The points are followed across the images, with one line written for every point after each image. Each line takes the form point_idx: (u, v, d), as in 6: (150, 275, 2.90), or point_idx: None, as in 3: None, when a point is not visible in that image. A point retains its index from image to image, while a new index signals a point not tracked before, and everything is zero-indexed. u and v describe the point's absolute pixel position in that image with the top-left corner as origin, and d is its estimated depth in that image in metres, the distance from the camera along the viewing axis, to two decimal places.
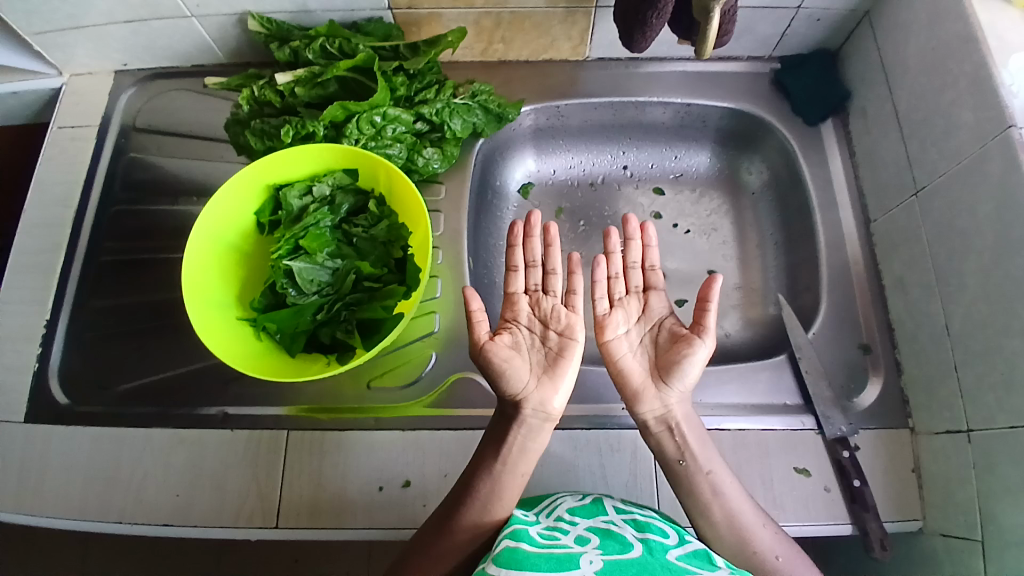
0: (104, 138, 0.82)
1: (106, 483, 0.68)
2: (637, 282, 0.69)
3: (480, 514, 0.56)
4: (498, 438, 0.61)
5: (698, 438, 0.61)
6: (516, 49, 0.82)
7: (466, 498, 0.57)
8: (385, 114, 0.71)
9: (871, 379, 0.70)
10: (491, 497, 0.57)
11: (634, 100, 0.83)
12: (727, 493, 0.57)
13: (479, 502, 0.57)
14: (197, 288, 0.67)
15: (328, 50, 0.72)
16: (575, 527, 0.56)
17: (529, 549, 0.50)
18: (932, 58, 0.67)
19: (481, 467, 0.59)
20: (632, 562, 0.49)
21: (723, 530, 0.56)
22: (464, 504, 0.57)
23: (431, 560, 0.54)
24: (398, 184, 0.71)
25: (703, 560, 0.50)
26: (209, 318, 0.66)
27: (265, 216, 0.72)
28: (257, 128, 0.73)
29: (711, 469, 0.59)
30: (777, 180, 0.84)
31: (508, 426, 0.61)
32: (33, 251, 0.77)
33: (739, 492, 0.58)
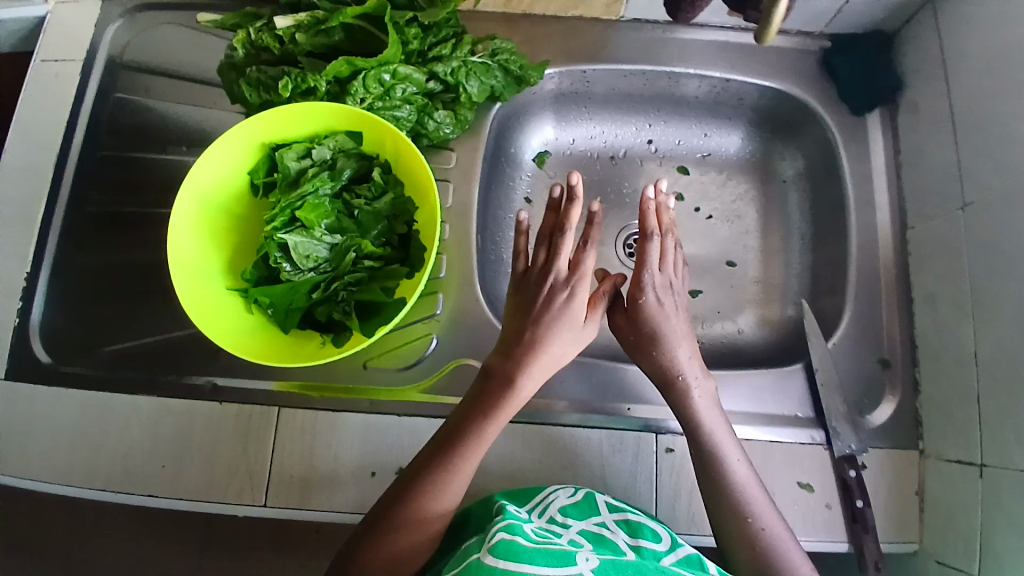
0: (89, 74, 0.76)
1: (92, 446, 0.67)
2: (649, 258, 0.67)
3: (457, 491, 0.57)
4: (486, 407, 0.59)
5: (712, 416, 0.61)
6: (543, 2, 0.75)
7: (448, 471, 0.56)
8: (395, 73, 0.64)
9: (886, 398, 0.67)
10: (469, 474, 0.57)
11: (668, 71, 0.76)
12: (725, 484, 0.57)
13: (458, 480, 0.57)
14: (181, 258, 0.62)
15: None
16: (567, 530, 0.54)
17: (525, 543, 0.48)
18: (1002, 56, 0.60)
19: (463, 437, 0.58)
20: (628, 564, 0.48)
21: (723, 517, 0.57)
22: (443, 477, 0.56)
23: (402, 536, 0.54)
24: (406, 154, 0.66)
25: (695, 566, 0.49)
26: (196, 290, 0.62)
27: (259, 178, 0.67)
28: (252, 78, 0.65)
29: (712, 454, 0.59)
30: (812, 171, 0.78)
31: (499, 395, 0.59)
32: (14, 197, 0.74)
33: (735, 479, 0.58)
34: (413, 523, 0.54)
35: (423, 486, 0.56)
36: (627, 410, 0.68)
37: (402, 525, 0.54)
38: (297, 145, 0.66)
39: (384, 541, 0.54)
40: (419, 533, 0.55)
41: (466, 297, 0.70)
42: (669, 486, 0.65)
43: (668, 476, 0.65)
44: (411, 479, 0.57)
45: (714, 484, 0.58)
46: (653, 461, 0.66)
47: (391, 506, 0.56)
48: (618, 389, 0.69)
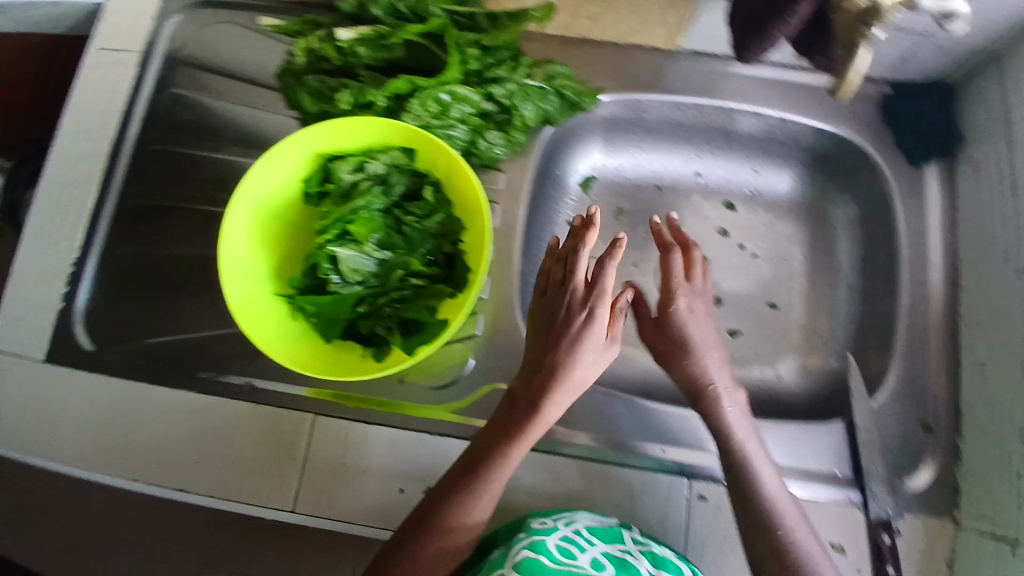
0: (148, 66, 0.77)
1: (128, 435, 0.69)
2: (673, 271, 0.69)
3: (486, 506, 0.58)
4: (512, 429, 0.60)
5: (739, 420, 0.63)
6: (602, 29, 0.74)
7: (475, 491, 0.58)
8: (453, 93, 0.64)
9: (926, 464, 0.66)
10: (496, 493, 0.58)
11: (724, 106, 0.75)
12: (760, 501, 0.58)
13: (486, 498, 0.58)
14: (235, 262, 0.63)
15: (398, 9, 0.64)
16: (592, 547, 0.55)
17: (549, 564, 0.50)
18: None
19: (490, 457, 0.59)
20: None
21: (754, 533, 0.58)
22: (471, 496, 0.57)
23: (433, 548, 0.56)
24: (459, 174, 0.66)
25: None
26: (247, 295, 0.63)
27: (312, 186, 0.67)
28: (313, 88, 0.66)
29: (745, 466, 0.60)
30: (865, 220, 0.77)
31: (525, 416, 0.60)
32: (69, 184, 0.76)
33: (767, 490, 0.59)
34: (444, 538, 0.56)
35: (451, 505, 0.57)
36: (662, 451, 0.68)
37: (430, 539, 0.56)
38: (352, 158, 0.67)
39: (412, 556, 0.56)
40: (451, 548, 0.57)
41: (504, 320, 0.71)
42: (700, 533, 0.64)
43: (699, 522, 0.64)
44: (438, 497, 0.58)
45: (746, 499, 0.59)
46: (684, 507, 0.65)
47: (420, 522, 0.57)
48: (654, 429, 0.69)
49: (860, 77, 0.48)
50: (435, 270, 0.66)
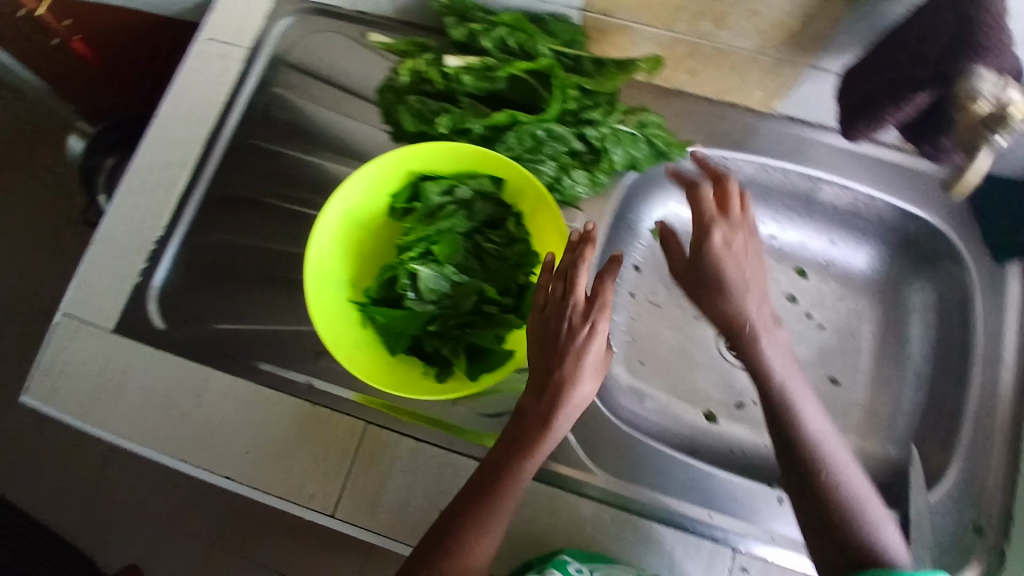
0: (253, 63, 0.80)
1: (181, 416, 0.70)
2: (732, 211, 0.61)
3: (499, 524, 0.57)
4: (521, 446, 0.58)
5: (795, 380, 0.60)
6: (699, 82, 0.75)
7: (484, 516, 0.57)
8: (549, 130, 0.65)
9: (974, 564, 0.63)
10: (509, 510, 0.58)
11: (810, 174, 0.75)
12: (820, 479, 0.56)
13: (499, 515, 0.57)
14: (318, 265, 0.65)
15: (508, 44, 0.66)
16: None
17: None
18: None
19: (499, 477, 0.58)
20: None
21: (805, 505, 0.57)
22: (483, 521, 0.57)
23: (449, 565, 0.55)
24: (544, 210, 0.67)
25: None
26: (324, 298, 0.65)
27: (400, 202, 0.69)
28: (414, 108, 0.69)
29: (804, 439, 0.58)
30: (941, 308, 0.75)
31: (533, 435, 0.58)
32: (159, 162, 0.78)
33: (827, 458, 0.57)
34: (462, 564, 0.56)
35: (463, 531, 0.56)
36: (709, 517, 0.67)
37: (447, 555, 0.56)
38: (442, 180, 0.68)
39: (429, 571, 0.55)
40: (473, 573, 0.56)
41: None
42: None
43: None
44: (449, 525, 0.57)
45: (804, 475, 0.57)
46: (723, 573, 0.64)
47: (429, 554, 0.56)
48: (703, 490, 0.68)
49: (977, 178, 0.50)
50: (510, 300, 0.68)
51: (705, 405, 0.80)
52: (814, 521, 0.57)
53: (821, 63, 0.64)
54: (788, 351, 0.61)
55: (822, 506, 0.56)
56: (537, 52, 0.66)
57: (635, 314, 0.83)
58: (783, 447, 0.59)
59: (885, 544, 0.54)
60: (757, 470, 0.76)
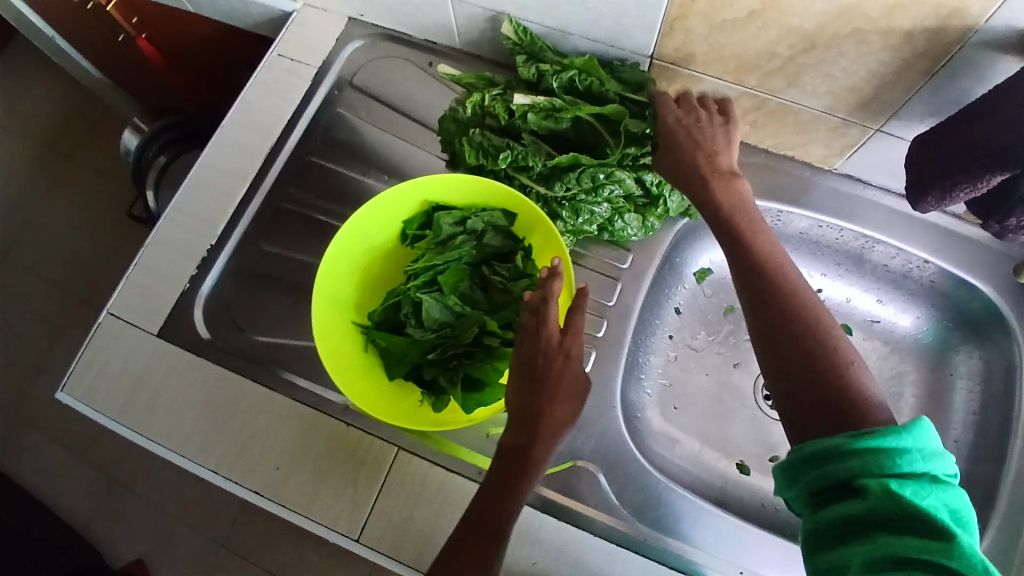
0: (320, 81, 0.82)
1: (219, 425, 0.71)
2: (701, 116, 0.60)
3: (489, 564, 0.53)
4: (504, 478, 0.56)
5: (783, 262, 0.54)
6: (759, 135, 0.75)
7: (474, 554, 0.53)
8: (610, 174, 0.66)
9: None
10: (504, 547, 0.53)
11: (864, 233, 0.74)
12: (797, 345, 0.49)
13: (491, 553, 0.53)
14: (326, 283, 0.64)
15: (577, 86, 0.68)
16: None
17: None
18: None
19: (489, 512, 0.55)
20: None
21: (775, 362, 0.50)
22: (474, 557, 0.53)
23: None
24: (556, 246, 0.66)
25: None
26: (327, 318, 0.64)
27: (412, 229, 0.68)
28: (475, 140, 0.68)
29: (785, 309, 0.51)
30: (988, 378, 0.73)
31: (517, 462, 0.56)
32: (218, 171, 0.80)
33: (812, 323, 0.50)
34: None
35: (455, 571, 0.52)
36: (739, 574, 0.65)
37: None
38: (456, 211, 0.67)
39: None
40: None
41: (600, 398, 0.71)
42: None
43: None
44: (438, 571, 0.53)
45: (780, 347, 0.50)
46: None
47: None
48: (733, 545, 0.66)
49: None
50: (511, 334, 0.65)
51: (738, 456, 0.78)
52: (787, 374, 0.49)
53: (892, 129, 0.64)
54: (750, 198, 0.58)
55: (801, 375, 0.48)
56: (603, 92, 0.67)
57: (671, 359, 0.82)
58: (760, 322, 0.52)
59: (884, 412, 0.46)
60: (787, 528, 0.74)
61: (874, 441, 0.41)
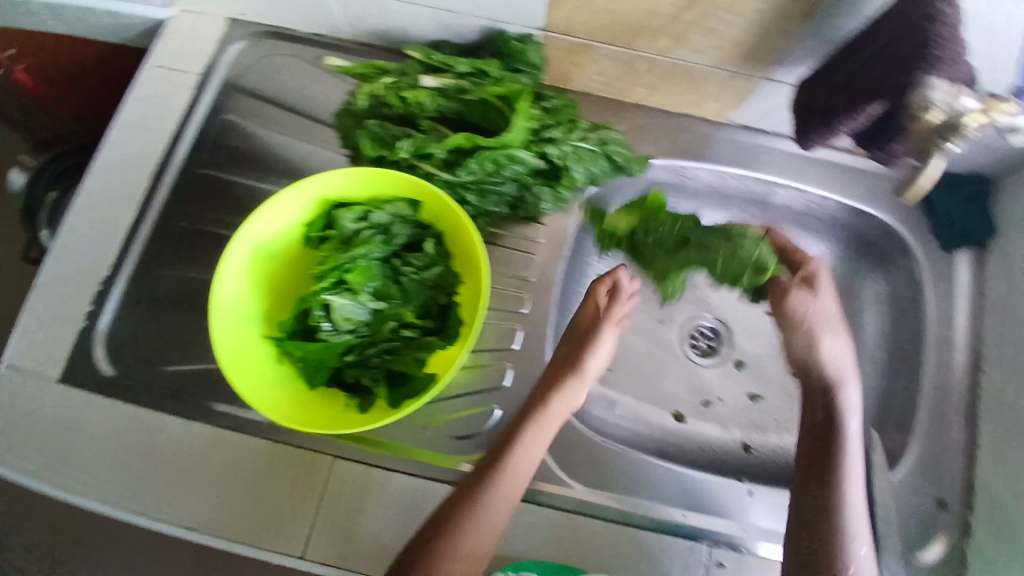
0: (202, 89, 0.78)
1: (143, 465, 0.67)
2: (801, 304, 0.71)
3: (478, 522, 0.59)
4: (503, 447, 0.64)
5: (853, 439, 0.65)
6: (656, 97, 0.76)
7: (473, 521, 0.59)
8: (512, 156, 0.65)
9: (938, 539, 0.68)
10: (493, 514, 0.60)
11: (764, 179, 0.77)
12: (821, 523, 0.61)
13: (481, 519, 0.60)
14: (226, 300, 0.61)
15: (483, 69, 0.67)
16: None
17: None
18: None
19: (487, 469, 0.62)
20: None
21: (801, 529, 0.61)
22: (472, 525, 0.59)
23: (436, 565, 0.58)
24: (462, 231, 0.65)
25: None
26: (238, 338, 0.62)
27: (314, 231, 0.66)
28: (373, 131, 0.66)
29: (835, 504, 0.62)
30: (896, 301, 0.79)
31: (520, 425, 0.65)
32: (105, 198, 0.75)
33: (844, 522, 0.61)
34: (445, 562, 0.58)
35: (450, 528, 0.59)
36: (683, 515, 0.68)
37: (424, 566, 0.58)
38: (357, 206, 0.65)
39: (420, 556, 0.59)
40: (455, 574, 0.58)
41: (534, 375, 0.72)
42: None
43: None
44: (433, 527, 0.60)
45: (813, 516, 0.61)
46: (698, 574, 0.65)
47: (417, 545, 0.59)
48: (675, 493, 0.70)
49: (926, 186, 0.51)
50: (428, 323, 0.65)
51: (674, 407, 0.81)
52: (807, 539, 0.60)
53: (776, 76, 0.66)
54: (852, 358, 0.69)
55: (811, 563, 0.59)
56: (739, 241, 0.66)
57: None
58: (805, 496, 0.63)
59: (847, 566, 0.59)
60: (728, 467, 0.78)
61: None
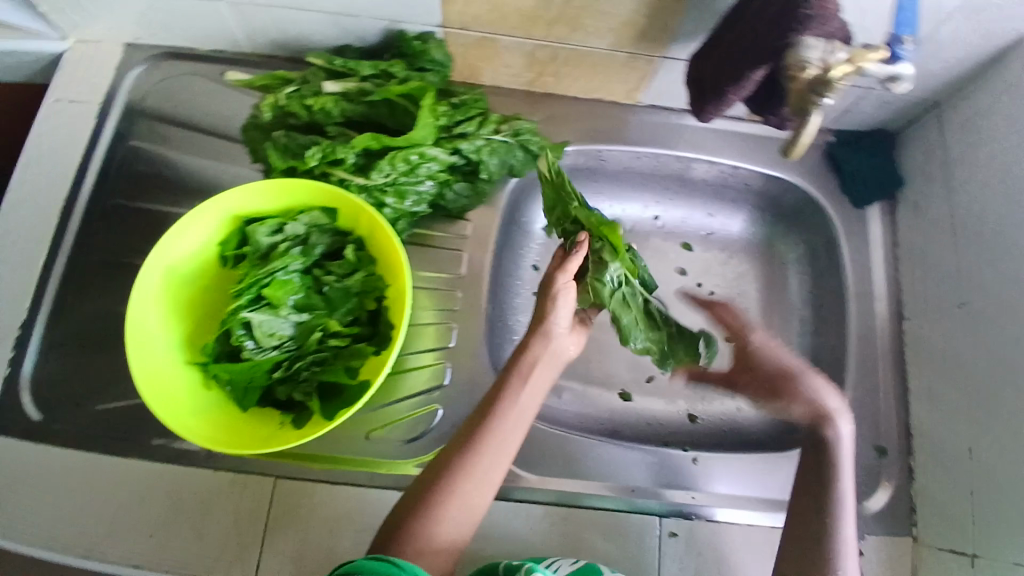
0: (105, 118, 0.75)
1: (85, 507, 0.65)
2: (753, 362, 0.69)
3: (471, 484, 0.57)
4: (490, 406, 0.61)
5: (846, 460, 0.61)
6: (566, 85, 0.77)
7: (450, 502, 0.56)
8: (423, 154, 0.65)
9: (882, 484, 0.70)
10: (487, 472, 0.58)
11: (678, 154, 0.79)
12: (809, 519, 0.59)
13: (473, 481, 0.57)
14: (145, 329, 0.61)
15: (387, 70, 0.67)
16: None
17: None
18: (1013, 162, 0.62)
19: (478, 430, 0.59)
20: None
21: (791, 532, 0.59)
22: (449, 504, 0.56)
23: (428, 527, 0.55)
24: (382, 234, 0.65)
25: None
26: (154, 368, 0.61)
27: (229, 250, 0.65)
28: (280, 142, 0.65)
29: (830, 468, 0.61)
30: (813, 254, 0.81)
31: (506, 381, 0.62)
32: (10, 240, 0.71)
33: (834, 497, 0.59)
34: (426, 547, 0.54)
35: (427, 511, 0.56)
36: (630, 491, 0.70)
37: (418, 528, 0.55)
38: (271, 220, 0.64)
39: (410, 521, 0.56)
40: (438, 559, 0.55)
41: (476, 368, 0.72)
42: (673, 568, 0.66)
43: (672, 561, 0.67)
44: (405, 511, 0.57)
45: (808, 499, 0.60)
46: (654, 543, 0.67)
47: (407, 510, 0.57)
48: (623, 469, 0.72)
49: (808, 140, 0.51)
50: (355, 331, 0.64)
51: (619, 386, 0.82)
52: (794, 539, 0.59)
53: (672, 53, 0.68)
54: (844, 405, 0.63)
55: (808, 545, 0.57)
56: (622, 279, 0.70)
57: None
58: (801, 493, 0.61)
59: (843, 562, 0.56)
60: (677, 440, 0.79)
61: None
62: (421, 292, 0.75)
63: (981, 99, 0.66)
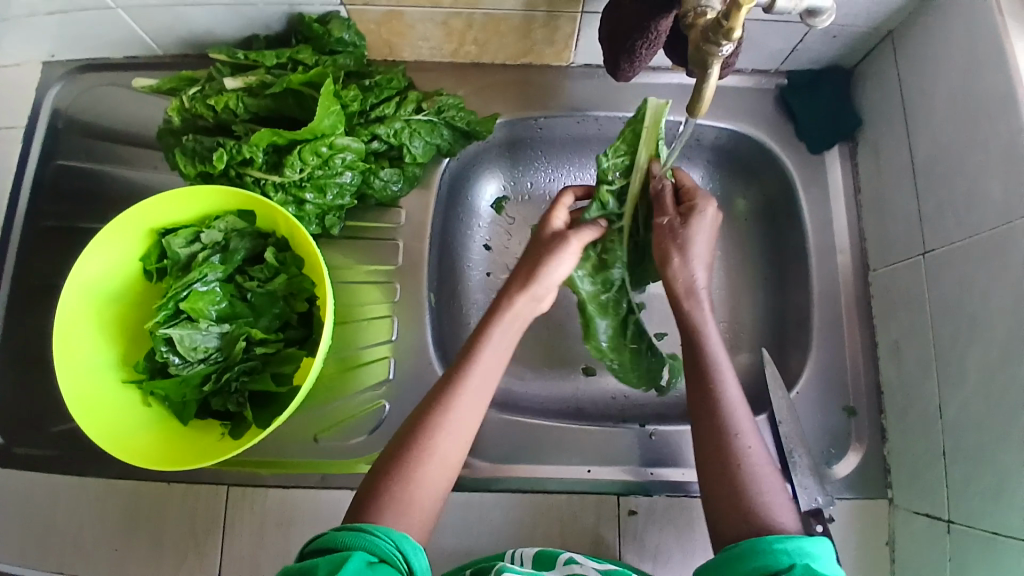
0: (30, 140, 0.74)
1: (45, 526, 0.66)
2: (665, 226, 0.62)
3: (447, 447, 0.52)
4: (460, 361, 0.56)
5: (736, 400, 0.54)
6: (490, 52, 0.73)
7: (424, 457, 0.51)
8: (333, 144, 0.62)
9: (852, 448, 0.67)
10: (456, 431, 0.53)
11: (620, 115, 0.75)
12: (726, 474, 0.51)
13: (446, 438, 0.52)
14: (74, 352, 0.60)
15: (294, 57, 0.65)
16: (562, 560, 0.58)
17: None
18: (967, 92, 0.57)
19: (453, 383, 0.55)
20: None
21: (706, 471, 0.52)
22: (423, 467, 0.51)
23: (404, 490, 0.50)
24: (301, 233, 0.63)
25: None
26: (85, 389, 0.60)
27: (151, 264, 0.64)
28: (187, 148, 0.64)
29: (706, 368, 0.55)
30: (770, 208, 0.76)
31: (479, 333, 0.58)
32: None
33: (722, 403, 0.53)
34: (408, 508, 0.49)
35: (407, 471, 0.50)
36: (587, 472, 0.69)
37: (391, 487, 0.50)
38: (185, 230, 0.64)
39: (387, 481, 0.50)
40: (422, 523, 0.50)
41: (422, 359, 0.70)
42: (632, 547, 0.66)
43: (632, 537, 0.66)
44: (383, 470, 0.51)
45: (703, 432, 0.53)
46: (614, 524, 0.66)
47: (383, 468, 0.51)
48: (581, 449, 0.70)
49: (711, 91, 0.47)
50: (281, 337, 0.63)
51: (582, 362, 0.78)
52: (712, 484, 0.51)
53: (590, 7, 0.64)
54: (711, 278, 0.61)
55: (723, 479, 0.51)
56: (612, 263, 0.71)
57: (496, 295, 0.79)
58: (707, 454, 0.52)
59: (783, 515, 0.49)
60: (640, 413, 0.75)
61: (774, 541, 0.45)
62: (362, 285, 0.72)
63: (933, 23, 0.60)
